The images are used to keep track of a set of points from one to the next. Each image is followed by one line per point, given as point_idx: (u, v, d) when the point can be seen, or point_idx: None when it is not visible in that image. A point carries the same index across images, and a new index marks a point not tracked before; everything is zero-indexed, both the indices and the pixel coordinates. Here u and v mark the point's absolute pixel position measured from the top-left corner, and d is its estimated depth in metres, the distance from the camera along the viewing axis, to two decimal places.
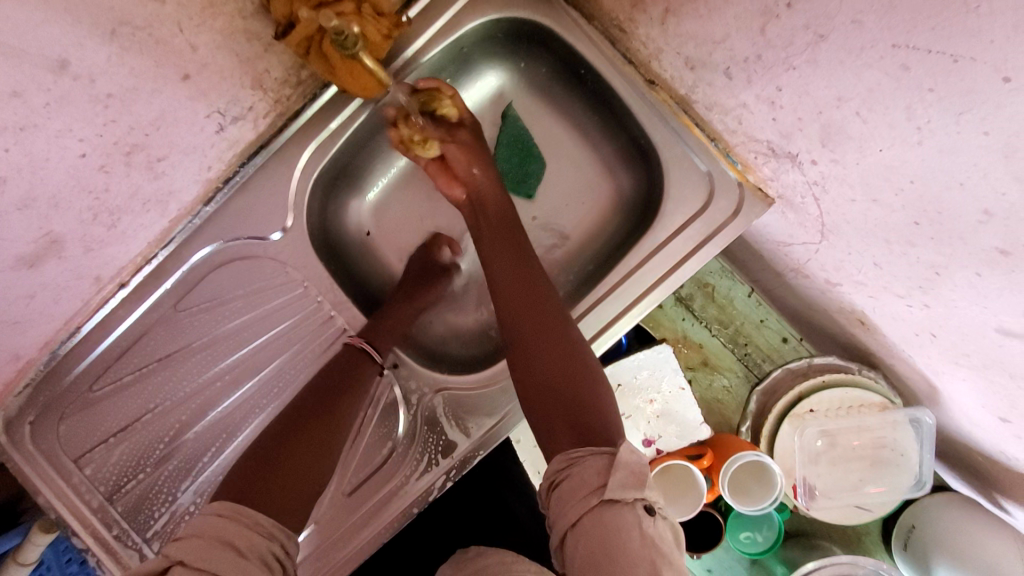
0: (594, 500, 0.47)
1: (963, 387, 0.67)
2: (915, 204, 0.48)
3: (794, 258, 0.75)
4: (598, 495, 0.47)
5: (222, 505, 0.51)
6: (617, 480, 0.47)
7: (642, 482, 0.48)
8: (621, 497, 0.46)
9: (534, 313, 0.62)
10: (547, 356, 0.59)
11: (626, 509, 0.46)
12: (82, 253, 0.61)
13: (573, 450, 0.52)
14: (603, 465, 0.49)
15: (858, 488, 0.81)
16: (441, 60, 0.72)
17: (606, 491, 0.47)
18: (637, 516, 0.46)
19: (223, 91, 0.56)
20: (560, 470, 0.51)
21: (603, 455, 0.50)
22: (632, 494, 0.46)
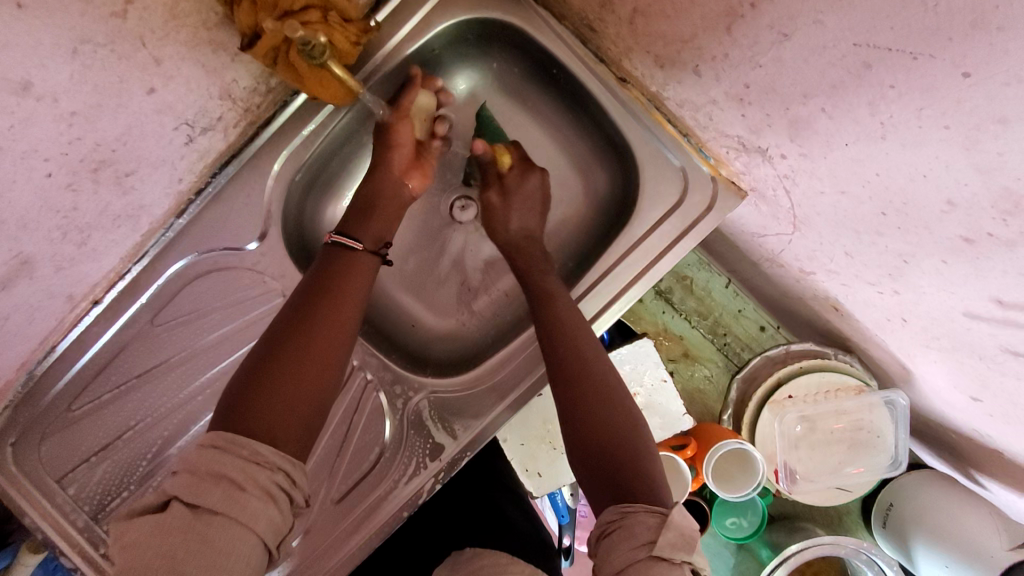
0: (642, 553, 0.46)
1: (935, 368, 0.69)
2: (882, 196, 0.49)
3: (769, 248, 0.76)
4: (648, 549, 0.46)
5: (215, 435, 0.44)
6: (668, 540, 0.46)
7: (693, 546, 0.47)
8: (670, 557, 0.46)
9: (577, 355, 0.60)
10: (593, 399, 0.57)
11: (673, 568, 0.45)
12: (53, 273, 0.60)
13: (624, 503, 0.50)
14: (655, 523, 0.48)
15: (839, 470, 0.83)
16: (413, 62, 0.71)
17: (655, 548, 0.46)
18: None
19: (191, 102, 0.56)
20: (611, 521, 0.49)
21: (656, 513, 0.49)
22: (680, 556, 0.46)
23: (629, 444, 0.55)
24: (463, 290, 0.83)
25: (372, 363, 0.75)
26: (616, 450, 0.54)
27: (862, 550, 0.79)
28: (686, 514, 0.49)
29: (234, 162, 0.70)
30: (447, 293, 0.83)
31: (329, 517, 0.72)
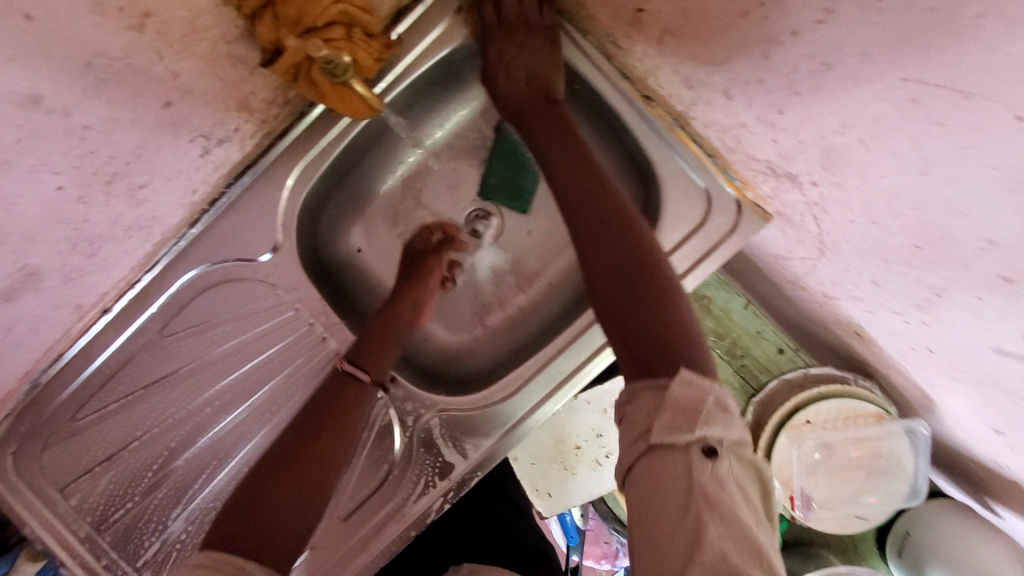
0: (641, 446, 0.43)
1: (960, 401, 0.67)
2: (919, 230, 0.47)
3: (792, 272, 0.74)
4: (645, 440, 0.43)
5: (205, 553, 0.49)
6: (665, 424, 0.43)
7: (703, 421, 0.43)
8: (671, 443, 0.43)
9: (582, 190, 0.60)
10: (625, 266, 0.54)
11: (676, 458, 0.42)
12: (61, 284, 0.59)
13: (630, 384, 0.47)
14: (653, 404, 0.44)
15: (856, 499, 0.81)
16: (432, 74, 0.70)
17: (653, 436, 0.43)
18: (687, 465, 0.42)
19: (207, 115, 0.54)
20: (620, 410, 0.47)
21: (657, 388, 0.45)
22: (682, 439, 0.42)
23: (645, 296, 0.52)
24: (476, 304, 0.81)
25: None
26: (628, 319, 0.51)
27: None
28: (693, 382, 0.44)
29: (248, 173, 0.69)
30: (461, 307, 0.81)
31: (338, 535, 0.71)
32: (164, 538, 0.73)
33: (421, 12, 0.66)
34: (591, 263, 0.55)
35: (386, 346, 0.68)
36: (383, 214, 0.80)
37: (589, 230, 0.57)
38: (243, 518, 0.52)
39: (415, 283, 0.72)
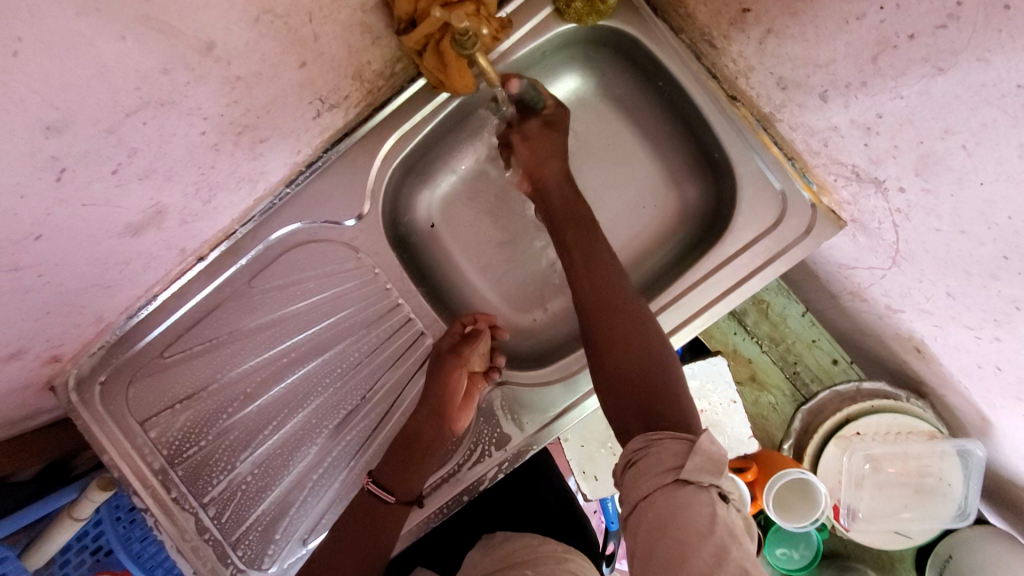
0: (669, 478, 0.47)
1: (1021, 424, 0.67)
2: (1008, 239, 0.48)
3: (856, 282, 0.76)
4: (674, 474, 0.47)
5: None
6: (695, 464, 0.47)
7: (720, 470, 0.47)
8: (695, 481, 0.46)
9: (606, 293, 0.64)
10: (625, 346, 0.61)
11: (700, 491, 0.45)
12: (178, 225, 0.63)
13: (653, 433, 0.53)
14: (680, 449, 0.49)
15: (898, 515, 0.81)
16: (526, 61, 0.73)
17: (681, 472, 0.47)
18: (711, 499, 0.45)
19: (330, 80, 0.59)
20: (639, 450, 0.51)
21: (681, 440, 0.50)
22: (706, 479, 0.46)
23: (658, 373, 0.59)
24: (540, 286, 0.84)
25: None
26: (643, 396, 0.57)
27: None
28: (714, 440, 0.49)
29: (346, 141, 0.73)
30: (524, 288, 0.84)
31: None
32: (231, 478, 0.78)
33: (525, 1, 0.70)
34: (606, 340, 0.62)
35: (414, 465, 0.69)
36: (460, 193, 0.83)
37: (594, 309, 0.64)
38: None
39: (438, 392, 0.70)
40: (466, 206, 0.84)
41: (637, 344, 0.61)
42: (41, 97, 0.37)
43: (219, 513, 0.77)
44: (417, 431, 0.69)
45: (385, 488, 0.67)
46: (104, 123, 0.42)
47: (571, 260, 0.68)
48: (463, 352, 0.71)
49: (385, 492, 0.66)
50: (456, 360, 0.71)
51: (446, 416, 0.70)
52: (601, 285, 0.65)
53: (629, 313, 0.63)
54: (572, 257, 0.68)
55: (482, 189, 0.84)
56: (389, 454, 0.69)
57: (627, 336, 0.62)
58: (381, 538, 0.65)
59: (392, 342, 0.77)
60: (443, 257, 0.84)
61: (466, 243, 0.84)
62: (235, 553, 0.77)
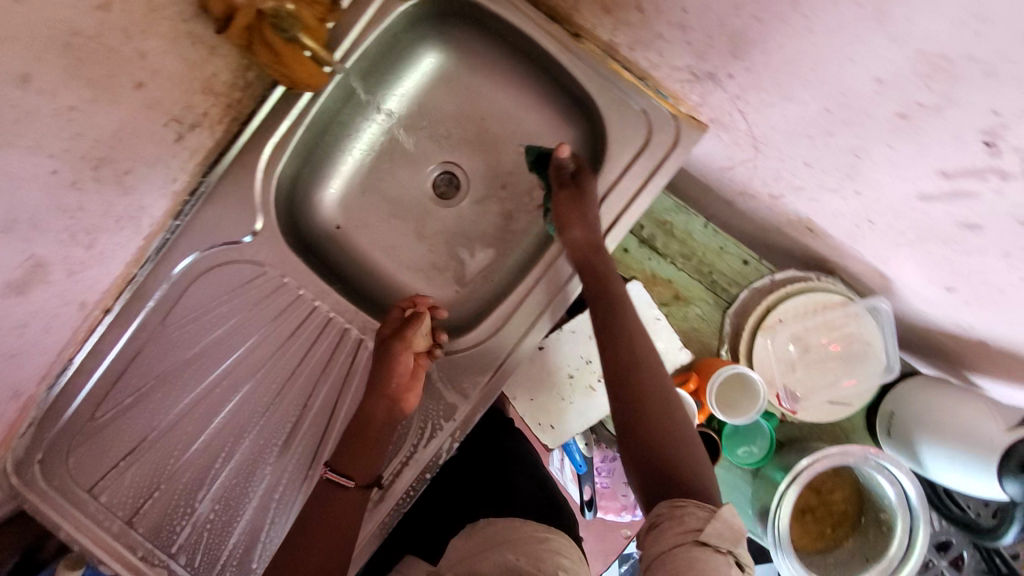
0: (688, 538, 0.49)
1: (908, 266, 0.73)
2: (822, 92, 0.53)
3: (738, 180, 0.81)
4: (694, 536, 0.49)
5: None
6: (712, 529, 0.49)
7: (737, 538, 0.49)
8: (713, 544, 0.48)
9: (632, 350, 0.64)
10: (652, 405, 0.60)
11: (717, 554, 0.47)
12: (66, 277, 0.63)
13: (676, 498, 0.53)
14: (705, 514, 0.50)
15: (835, 385, 0.86)
16: (377, 46, 0.77)
17: (701, 535, 0.49)
18: (726, 563, 0.47)
19: (176, 97, 0.60)
20: (661, 513, 0.52)
21: (705, 507, 0.51)
22: (722, 543, 0.48)
23: (680, 442, 0.58)
24: (454, 261, 0.86)
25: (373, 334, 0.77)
26: (664, 454, 0.57)
27: (869, 457, 0.82)
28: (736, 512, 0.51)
29: (223, 162, 0.74)
30: (439, 266, 0.86)
31: None
32: (195, 521, 0.76)
33: None
34: (628, 394, 0.62)
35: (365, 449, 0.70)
36: (356, 188, 0.85)
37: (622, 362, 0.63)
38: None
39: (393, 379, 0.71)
40: (365, 200, 0.86)
41: (655, 401, 0.61)
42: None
43: (190, 560, 0.76)
44: (369, 417, 0.70)
45: (341, 474, 0.68)
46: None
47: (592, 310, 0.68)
48: (410, 335, 0.71)
49: (343, 478, 0.68)
50: (403, 347, 0.71)
51: (397, 399, 0.71)
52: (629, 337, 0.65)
53: (663, 387, 0.62)
54: (605, 316, 0.67)
55: (378, 180, 0.86)
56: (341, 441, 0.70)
57: (652, 396, 0.61)
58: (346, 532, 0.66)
59: (317, 348, 0.76)
60: (354, 254, 0.85)
61: (373, 235, 0.85)
62: None
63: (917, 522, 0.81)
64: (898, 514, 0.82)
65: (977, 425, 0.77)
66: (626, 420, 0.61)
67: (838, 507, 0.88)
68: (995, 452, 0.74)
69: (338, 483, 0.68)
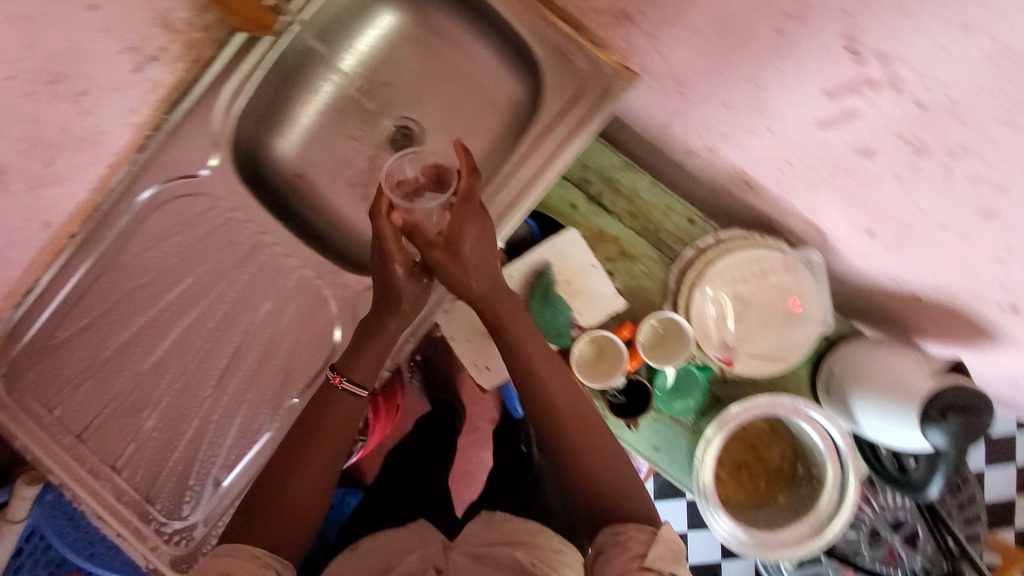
0: (635, 564, 0.62)
1: (834, 210, 0.74)
2: (719, 19, 0.56)
3: (675, 133, 0.84)
4: (640, 561, 0.62)
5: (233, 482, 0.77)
6: (657, 552, 0.62)
7: (675, 559, 0.63)
8: (658, 567, 0.61)
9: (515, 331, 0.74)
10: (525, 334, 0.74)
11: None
12: (26, 190, 0.69)
13: (615, 526, 0.67)
14: (644, 539, 0.64)
15: (771, 339, 0.87)
16: (336, 1, 0.83)
17: (646, 559, 0.62)
18: (648, 541, 0.64)
19: (132, 27, 0.66)
20: (608, 540, 0.66)
21: (645, 530, 0.65)
22: (666, 566, 0.61)
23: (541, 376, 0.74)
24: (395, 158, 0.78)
25: (315, 263, 0.81)
26: (532, 364, 0.73)
27: (799, 408, 0.82)
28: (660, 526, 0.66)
29: (180, 107, 0.79)
30: None
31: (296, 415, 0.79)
32: (139, 437, 0.81)
33: None
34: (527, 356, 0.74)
35: (363, 357, 0.74)
36: (311, 141, 0.91)
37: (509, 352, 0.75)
38: (259, 521, 0.69)
39: (417, 285, 0.74)
40: (322, 148, 0.91)
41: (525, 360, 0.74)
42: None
43: (132, 472, 0.81)
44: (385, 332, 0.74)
45: (357, 383, 0.74)
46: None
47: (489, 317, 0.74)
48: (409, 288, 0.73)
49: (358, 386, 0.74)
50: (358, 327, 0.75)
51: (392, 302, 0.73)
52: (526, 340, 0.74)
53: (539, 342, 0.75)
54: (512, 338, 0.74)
55: (333, 136, 0.92)
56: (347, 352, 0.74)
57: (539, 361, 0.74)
58: (294, 487, 0.71)
59: (262, 279, 0.81)
60: (310, 197, 0.90)
61: (329, 181, 0.91)
62: (156, 506, 0.80)
63: (847, 472, 0.82)
64: (826, 456, 0.82)
65: (908, 373, 0.78)
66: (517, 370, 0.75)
67: (772, 463, 0.89)
68: (916, 400, 0.76)
69: (354, 392, 0.74)
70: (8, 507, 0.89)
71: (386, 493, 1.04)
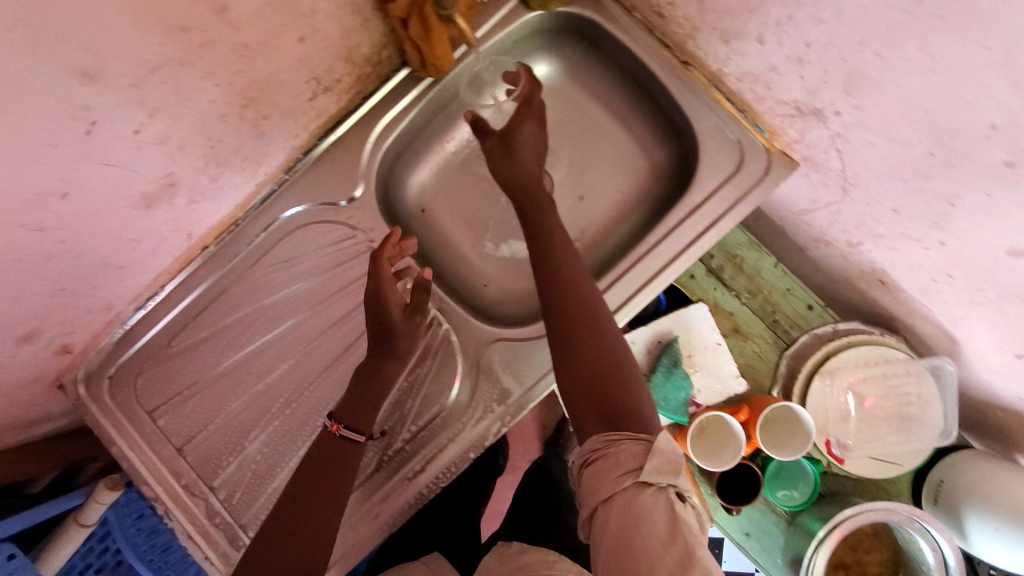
0: (629, 479, 0.53)
1: (983, 328, 0.71)
2: (931, 133, 0.54)
3: (817, 224, 0.82)
4: (635, 476, 0.53)
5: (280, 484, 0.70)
6: (653, 466, 0.52)
7: (675, 471, 0.53)
8: (653, 482, 0.52)
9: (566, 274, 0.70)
10: (577, 287, 0.69)
11: (658, 493, 0.51)
12: (186, 204, 0.68)
13: (612, 434, 0.57)
14: (638, 450, 0.54)
15: (885, 441, 0.85)
16: (496, 50, 0.83)
17: (641, 474, 0.53)
18: (669, 501, 0.51)
19: (322, 59, 0.66)
20: (596, 449, 0.56)
21: (641, 441, 0.55)
22: (664, 481, 0.52)
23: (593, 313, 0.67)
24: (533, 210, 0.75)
25: (444, 306, 0.82)
26: (578, 305, 0.68)
27: (914, 518, 0.79)
28: (676, 505, 0.51)
29: (339, 128, 0.81)
30: (513, 260, 0.89)
31: (405, 456, 0.78)
32: (241, 459, 0.79)
33: (500, 18, 0.80)
34: (570, 298, 0.68)
35: (365, 401, 0.72)
36: (441, 178, 0.89)
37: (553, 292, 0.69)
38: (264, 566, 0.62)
39: (411, 324, 0.74)
40: (452, 186, 0.90)
41: (572, 289, 0.69)
42: (24, 36, 0.39)
43: (228, 495, 0.78)
44: (385, 375, 0.73)
45: (355, 431, 0.70)
46: (79, 66, 0.43)
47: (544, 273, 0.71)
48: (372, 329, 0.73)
49: (354, 433, 0.70)
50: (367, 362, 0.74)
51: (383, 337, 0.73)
52: (575, 288, 0.69)
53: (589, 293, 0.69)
54: (548, 284, 0.70)
55: (465, 175, 0.90)
56: (347, 396, 0.72)
57: (576, 298, 0.68)
58: (318, 511, 0.65)
59: None
60: (435, 235, 0.89)
61: (456, 220, 0.89)
62: (245, 535, 0.77)
63: None
64: None
65: None
66: (553, 299, 0.69)
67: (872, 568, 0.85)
68: None
69: (351, 439, 0.70)
70: (80, 509, 0.81)
71: (432, 520, 0.95)
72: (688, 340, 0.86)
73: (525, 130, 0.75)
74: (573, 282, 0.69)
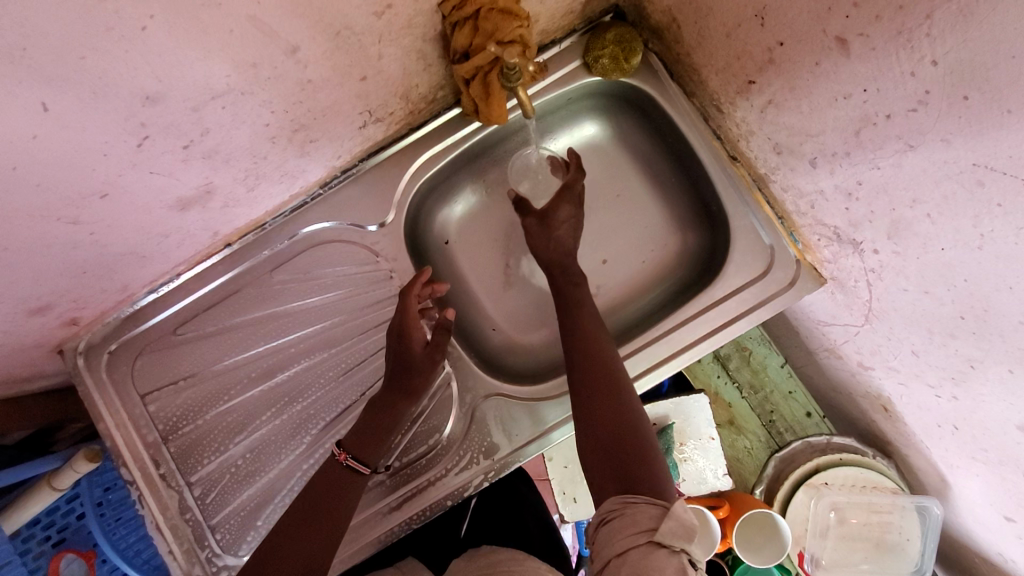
0: (642, 539, 0.50)
1: (975, 484, 0.71)
2: (965, 300, 0.55)
3: (831, 338, 0.82)
4: (649, 536, 0.50)
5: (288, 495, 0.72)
6: (668, 528, 0.50)
7: (691, 537, 0.50)
8: (668, 544, 0.49)
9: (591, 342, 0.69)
10: (602, 355, 0.68)
11: (671, 555, 0.48)
12: (220, 208, 0.69)
13: (628, 495, 0.55)
14: (655, 512, 0.52)
15: (857, 565, 0.86)
16: (549, 106, 0.83)
17: (655, 534, 0.50)
18: (680, 565, 0.48)
19: (379, 96, 0.66)
20: (613, 509, 0.54)
21: (657, 505, 0.53)
22: (677, 543, 0.49)
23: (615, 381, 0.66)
24: (557, 278, 0.76)
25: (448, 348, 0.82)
26: (600, 372, 0.66)
27: None
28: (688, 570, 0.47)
29: (382, 153, 0.81)
30: (526, 311, 0.89)
31: (383, 490, 0.78)
32: (222, 459, 0.79)
33: (558, 77, 0.80)
34: (594, 364, 0.67)
35: (376, 434, 0.72)
36: (472, 218, 0.90)
37: (580, 359, 0.68)
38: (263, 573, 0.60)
39: (431, 361, 0.75)
40: (481, 225, 0.90)
41: (597, 358, 0.68)
42: (102, 61, 0.40)
43: (204, 493, 0.79)
44: (393, 408, 0.73)
45: (361, 462, 0.69)
46: (145, 89, 0.44)
47: (575, 341, 0.70)
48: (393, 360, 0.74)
49: (361, 465, 0.69)
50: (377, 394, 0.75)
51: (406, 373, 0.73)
52: (598, 355, 0.68)
53: (612, 362, 0.68)
54: (574, 348, 0.69)
55: (495, 218, 0.90)
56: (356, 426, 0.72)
57: (599, 366, 0.67)
58: (315, 535, 0.64)
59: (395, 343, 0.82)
60: (453, 272, 0.89)
61: (476, 260, 0.89)
62: (212, 536, 0.78)
63: None
64: None
65: None
66: (577, 366, 0.68)
67: None
68: None
69: (358, 470, 0.69)
70: (54, 471, 0.78)
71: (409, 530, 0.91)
72: (683, 429, 0.87)
73: (562, 212, 0.77)
74: (598, 351, 0.68)
